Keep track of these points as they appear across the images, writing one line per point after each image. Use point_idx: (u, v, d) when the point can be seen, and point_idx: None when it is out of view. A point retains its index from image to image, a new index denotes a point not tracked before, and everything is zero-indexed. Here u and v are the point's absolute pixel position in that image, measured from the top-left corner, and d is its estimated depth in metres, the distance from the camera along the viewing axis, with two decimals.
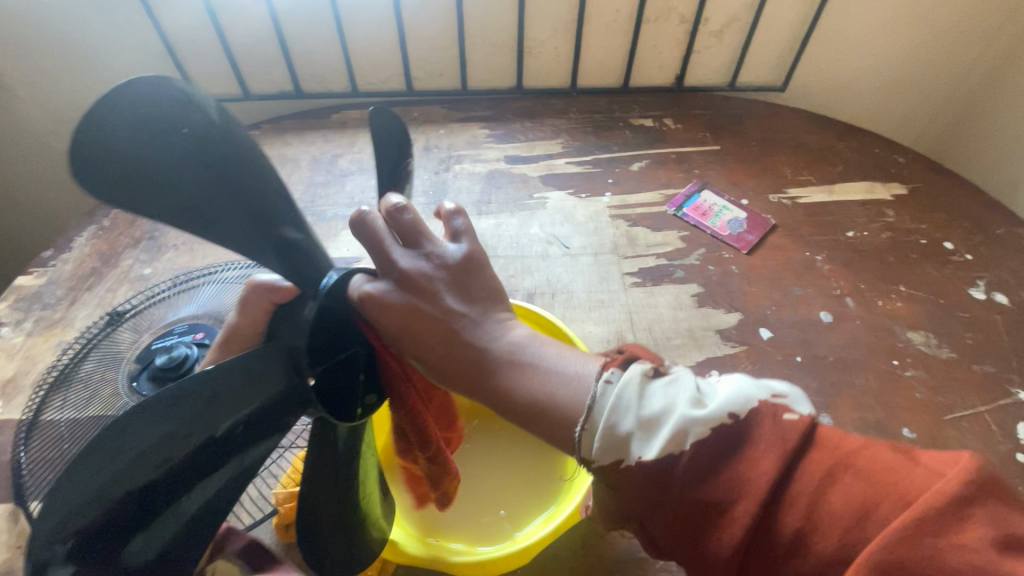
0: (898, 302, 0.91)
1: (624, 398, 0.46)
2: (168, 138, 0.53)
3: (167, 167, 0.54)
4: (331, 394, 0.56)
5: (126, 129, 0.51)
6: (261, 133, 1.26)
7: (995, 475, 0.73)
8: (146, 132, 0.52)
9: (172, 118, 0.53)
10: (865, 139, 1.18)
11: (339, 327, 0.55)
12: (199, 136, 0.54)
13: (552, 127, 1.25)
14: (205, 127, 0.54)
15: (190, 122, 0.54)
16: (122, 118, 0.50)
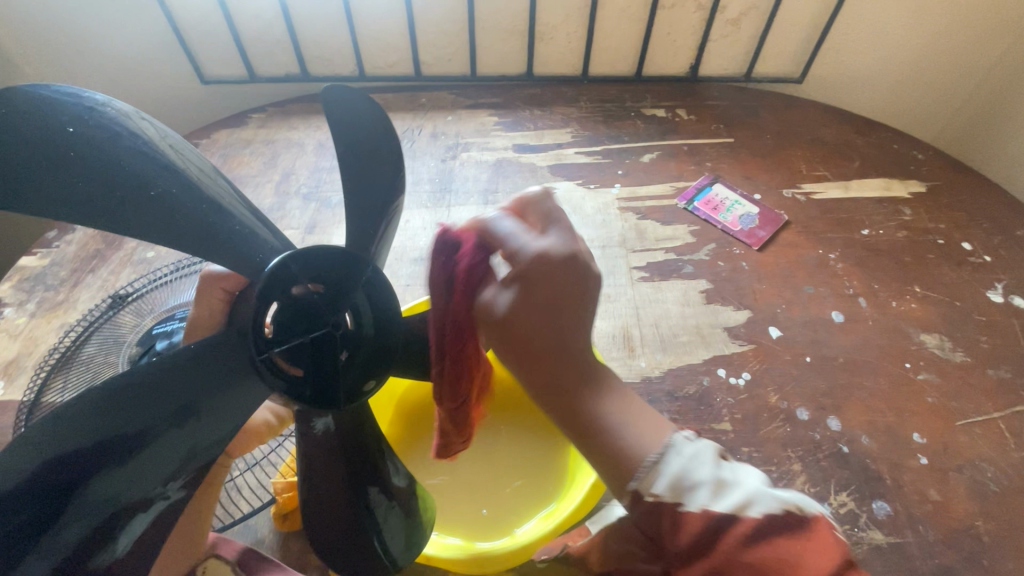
0: (913, 303, 0.89)
1: (700, 455, 0.48)
2: (51, 137, 0.47)
3: (84, 166, 0.48)
4: (317, 382, 0.49)
5: (31, 139, 0.46)
6: (266, 116, 1.24)
7: (1006, 483, 0.71)
8: (39, 138, 0.47)
9: (54, 114, 0.48)
10: (884, 135, 1.15)
11: (305, 311, 0.49)
12: (89, 127, 0.48)
13: (561, 116, 1.23)
14: (89, 121, 0.48)
15: (72, 118, 0.48)
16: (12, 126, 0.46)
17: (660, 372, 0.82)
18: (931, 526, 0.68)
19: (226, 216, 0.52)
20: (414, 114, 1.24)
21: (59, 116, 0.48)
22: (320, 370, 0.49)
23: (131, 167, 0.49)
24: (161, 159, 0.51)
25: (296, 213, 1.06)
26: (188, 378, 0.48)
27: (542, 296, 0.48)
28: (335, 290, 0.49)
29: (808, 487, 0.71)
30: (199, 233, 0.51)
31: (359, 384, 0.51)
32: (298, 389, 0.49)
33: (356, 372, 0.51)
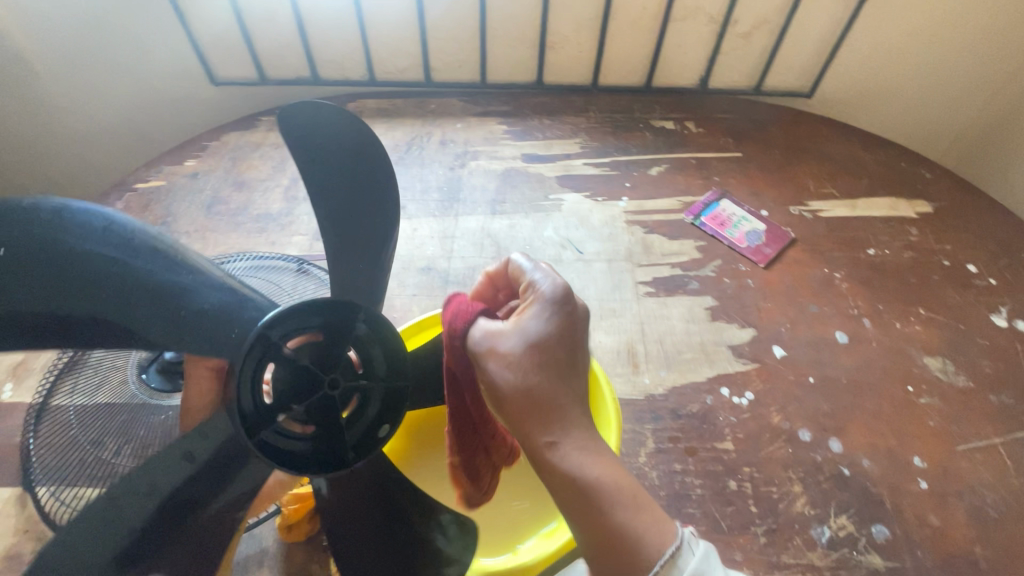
0: (917, 325, 0.89)
1: (712, 556, 0.47)
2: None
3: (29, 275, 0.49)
4: (327, 434, 0.55)
5: None
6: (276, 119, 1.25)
7: (1004, 510, 0.72)
8: None
9: None
10: (892, 153, 1.15)
11: (303, 370, 0.53)
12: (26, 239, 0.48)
13: (570, 126, 1.23)
14: (25, 236, 0.48)
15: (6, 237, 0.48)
16: None
17: (664, 390, 0.82)
18: (929, 551, 0.68)
19: (197, 292, 0.55)
20: (423, 121, 1.25)
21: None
22: (331, 421, 0.55)
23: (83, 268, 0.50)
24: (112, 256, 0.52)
25: (305, 219, 1.07)
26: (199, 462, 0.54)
27: (554, 369, 0.52)
28: (336, 347, 0.54)
29: (808, 510, 0.71)
30: (167, 313, 0.53)
31: (367, 429, 0.57)
32: (307, 443, 0.54)
33: (364, 420, 0.57)
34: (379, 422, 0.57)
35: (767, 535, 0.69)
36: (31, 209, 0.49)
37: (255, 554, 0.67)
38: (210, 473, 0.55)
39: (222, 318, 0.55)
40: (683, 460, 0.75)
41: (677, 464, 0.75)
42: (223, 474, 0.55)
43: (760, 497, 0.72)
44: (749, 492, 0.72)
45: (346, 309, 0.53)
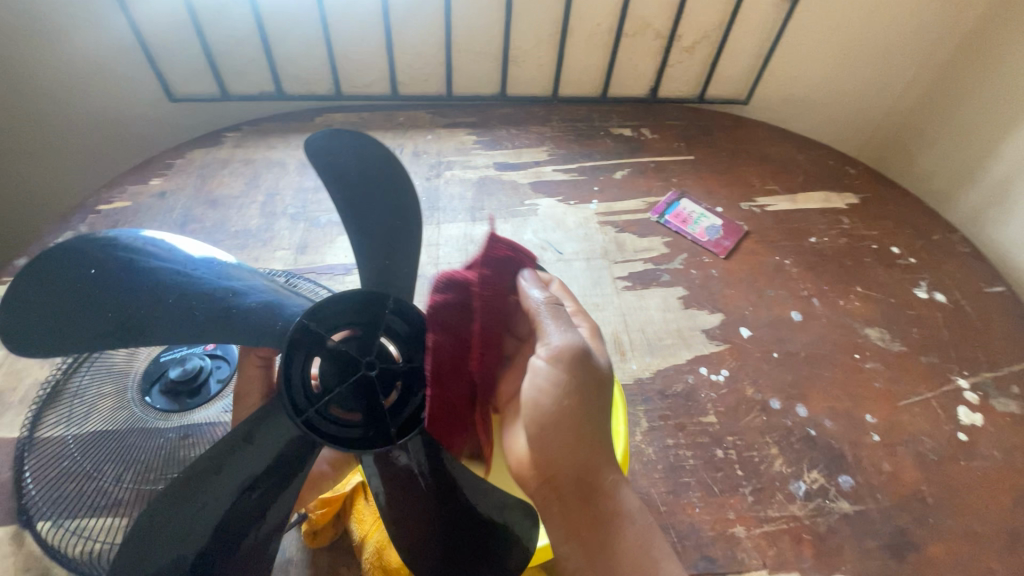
0: (857, 302, 1.02)
1: None
2: (78, 283, 0.56)
3: (113, 293, 0.56)
4: (374, 420, 0.58)
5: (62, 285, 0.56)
6: (242, 135, 1.23)
7: (942, 452, 0.84)
8: (70, 283, 0.56)
9: (82, 258, 0.57)
10: (822, 152, 1.29)
11: (343, 360, 0.58)
12: (111, 263, 0.57)
13: (537, 135, 1.30)
14: (106, 260, 0.57)
15: (94, 262, 0.57)
16: (49, 279, 0.56)
17: (650, 373, 0.90)
18: (886, 493, 0.79)
19: (240, 295, 0.59)
20: (394, 134, 1.27)
21: (84, 262, 0.57)
22: (374, 403, 0.58)
23: (148, 283, 0.57)
24: (172, 269, 0.58)
25: (285, 233, 1.07)
26: (244, 456, 0.57)
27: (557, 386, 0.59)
28: (370, 333, 0.60)
29: (785, 468, 0.80)
30: (210, 315, 0.57)
31: (412, 409, 0.59)
32: (355, 426, 0.58)
33: (408, 401, 0.59)
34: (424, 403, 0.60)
35: (753, 493, 0.77)
36: (117, 241, 0.58)
37: (281, 564, 0.67)
38: (258, 468, 0.57)
39: (264, 316, 0.59)
40: (674, 434, 0.82)
41: (669, 439, 0.82)
42: (273, 473, 0.57)
43: (744, 461, 0.80)
44: (734, 458, 0.80)
45: (375, 298, 0.60)
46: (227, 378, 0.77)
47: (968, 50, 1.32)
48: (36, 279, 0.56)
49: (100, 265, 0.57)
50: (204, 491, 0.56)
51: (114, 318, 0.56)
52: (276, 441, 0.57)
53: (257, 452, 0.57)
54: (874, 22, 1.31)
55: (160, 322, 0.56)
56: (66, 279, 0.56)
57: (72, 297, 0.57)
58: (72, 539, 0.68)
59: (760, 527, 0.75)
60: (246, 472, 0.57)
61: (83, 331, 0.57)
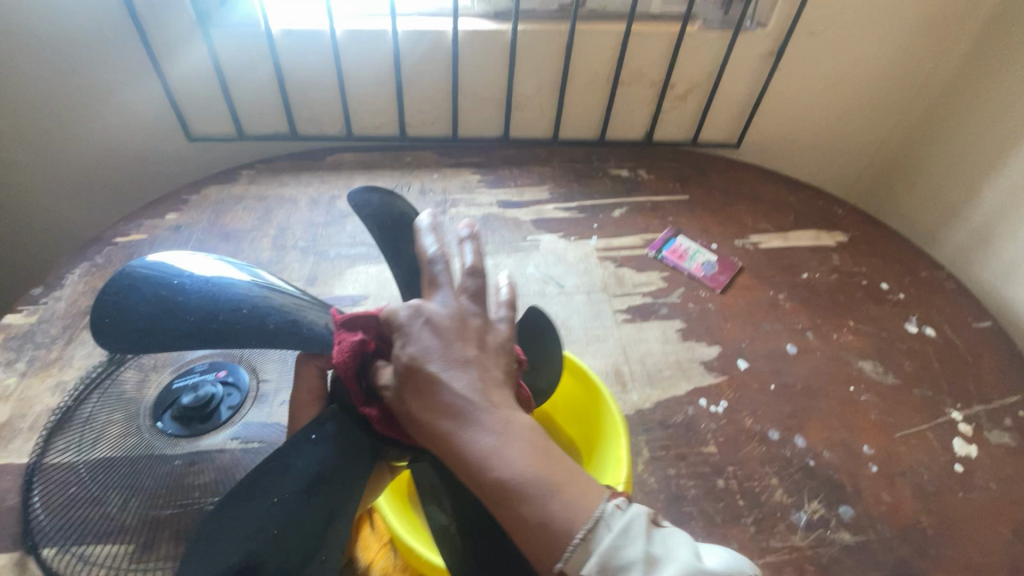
0: (850, 335, 1.05)
1: (633, 527, 0.50)
2: (161, 291, 0.64)
3: (189, 302, 0.63)
4: None
5: (144, 293, 0.64)
6: (256, 173, 1.29)
7: (940, 483, 0.85)
8: (153, 291, 0.64)
9: (167, 271, 0.65)
10: (811, 193, 1.35)
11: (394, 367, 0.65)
12: (195, 277, 0.65)
13: (538, 175, 1.36)
14: (189, 273, 0.65)
15: (179, 273, 0.65)
16: (134, 288, 0.65)
17: (651, 404, 0.91)
18: (886, 524, 0.79)
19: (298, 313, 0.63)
20: (401, 173, 1.33)
21: (173, 274, 0.65)
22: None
23: (220, 296, 0.63)
24: (242, 286, 0.64)
25: (295, 266, 1.11)
26: (307, 452, 0.58)
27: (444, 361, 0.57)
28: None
29: (786, 498, 0.81)
30: (270, 325, 0.62)
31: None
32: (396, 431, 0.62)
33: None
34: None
35: (755, 523, 0.78)
36: (196, 266, 0.66)
37: None
38: (324, 461, 0.58)
39: (317, 330, 0.62)
40: (676, 464, 0.84)
41: (671, 469, 0.83)
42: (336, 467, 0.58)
43: (745, 491, 0.81)
44: (736, 488, 0.81)
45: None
46: (238, 404, 0.78)
47: (945, 97, 1.42)
48: (130, 286, 0.65)
49: (181, 275, 0.65)
50: (272, 486, 0.55)
51: (189, 322, 0.62)
52: (338, 441, 0.59)
53: (320, 449, 0.58)
54: (861, 72, 1.39)
55: (227, 329, 0.61)
56: (152, 289, 0.64)
57: (153, 305, 0.64)
58: (75, 565, 0.68)
59: (762, 557, 0.75)
60: (311, 466, 0.57)
61: (161, 333, 0.63)
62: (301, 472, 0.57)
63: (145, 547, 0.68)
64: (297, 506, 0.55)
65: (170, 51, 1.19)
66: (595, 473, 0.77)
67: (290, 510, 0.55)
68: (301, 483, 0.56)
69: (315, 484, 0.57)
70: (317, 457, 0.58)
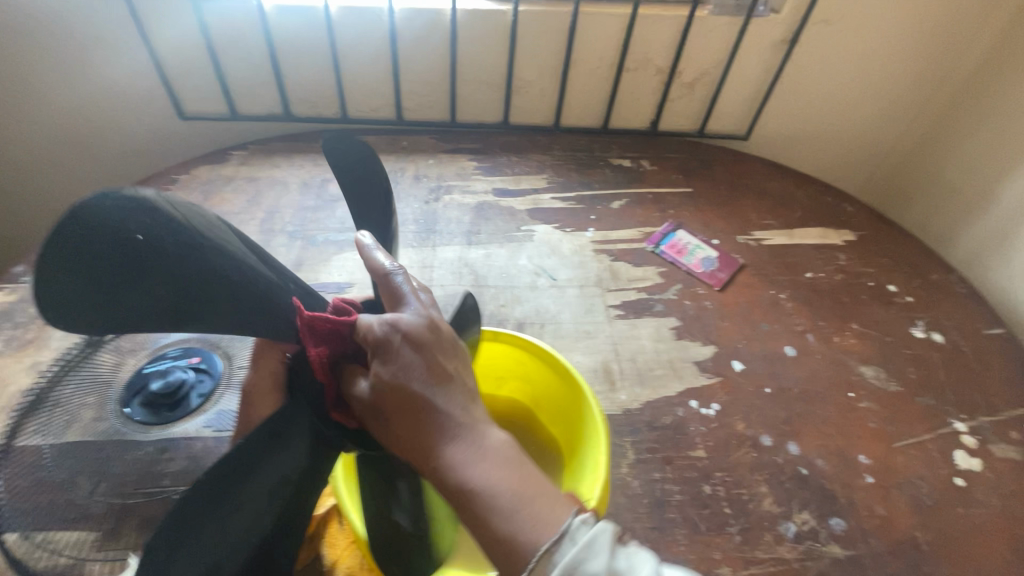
0: (852, 338, 1.01)
1: (597, 543, 0.51)
2: (119, 249, 0.47)
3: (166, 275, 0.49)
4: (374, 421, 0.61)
5: (93, 247, 0.46)
6: (248, 154, 1.26)
7: (939, 498, 0.81)
8: (108, 246, 0.46)
9: (126, 219, 0.47)
10: (820, 189, 1.30)
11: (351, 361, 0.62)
12: (156, 230, 0.48)
13: (536, 163, 1.31)
14: (157, 224, 0.48)
15: (142, 226, 0.47)
16: (77, 242, 0.46)
17: (639, 404, 0.88)
18: (880, 538, 0.76)
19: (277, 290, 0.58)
20: (395, 157, 1.29)
21: (123, 226, 0.47)
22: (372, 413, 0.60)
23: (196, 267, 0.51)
24: (218, 254, 0.53)
25: (282, 250, 1.08)
26: (273, 458, 0.54)
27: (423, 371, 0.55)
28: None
29: (775, 507, 0.77)
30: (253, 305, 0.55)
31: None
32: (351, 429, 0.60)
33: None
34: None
35: (741, 533, 0.75)
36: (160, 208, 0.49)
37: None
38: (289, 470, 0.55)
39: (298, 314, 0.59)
40: (662, 468, 0.81)
41: (656, 473, 0.80)
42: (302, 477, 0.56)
43: (733, 498, 0.78)
44: (723, 495, 0.78)
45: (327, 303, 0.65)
46: (209, 392, 0.76)
47: (963, 94, 1.35)
48: (73, 232, 0.45)
49: (148, 228, 0.48)
50: (243, 488, 0.51)
51: (160, 296, 0.50)
52: (297, 439, 0.56)
53: (283, 448, 0.55)
54: (876, 71, 1.34)
55: (208, 310, 0.53)
56: (101, 248, 0.46)
57: (109, 268, 0.47)
58: (36, 550, 0.67)
59: (747, 568, 0.72)
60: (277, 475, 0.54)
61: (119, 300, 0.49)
62: (270, 472, 0.54)
63: (110, 535, 0.69)
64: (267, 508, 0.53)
65: (160, 29, 1.16)
66: (573, 476, 0.74)
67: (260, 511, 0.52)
68: (269, 484, 0.53)
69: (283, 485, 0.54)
70: (284, 458, 0.55)
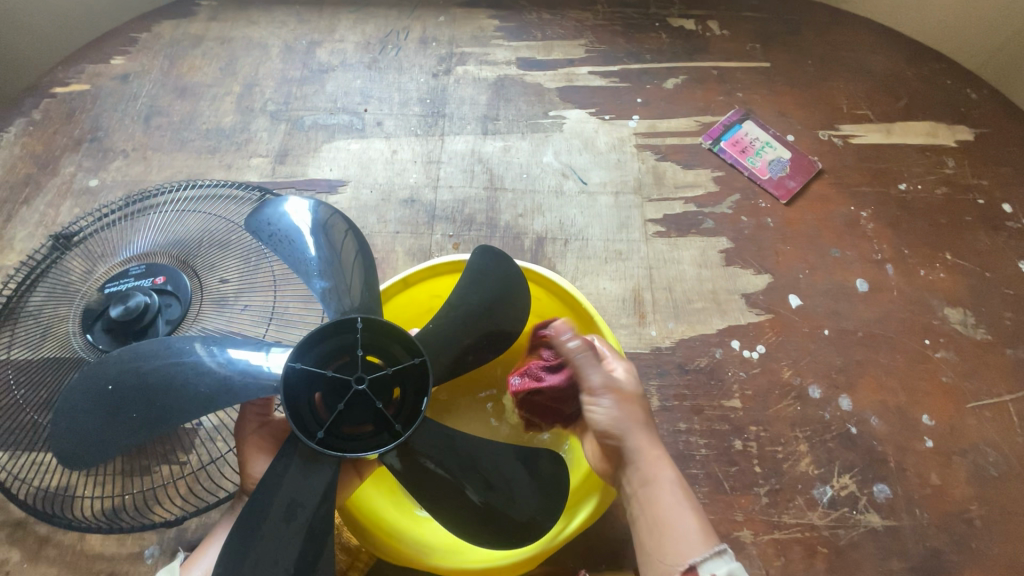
0: (941, 273, 0.83)
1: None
2: (98, 397, 0.52)
3: (121, 401, 0.52)
4: (381, 427, 0.53)
5: (88, 401, 0.52)
6: (219, 5, 1.03)
7: (1006, 468, 0.71)
8: (93, 396, 0.52)
9: (102, 373, 0.53)
10: (939, 67, 1.00)
11: (338, 384, 0.52)
12: (103, 372, 0.53)
13: (574, 23, 1.04)
14: (121, 373, 0.52)
15: (112, 376, 0.52)
16: (82, 402, 0.52)
17: (671, 343, 0.77)
18: (928, 509, 0.68)
19: (228, 355, 0.52)
20: (398, 12, 1.04)
21: (101, 379, 0.52)
22: (378, 410, 0.52)
23: (142, 380, 0.52)
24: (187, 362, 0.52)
25: (264, 136, 0.91)
26: (272, 487, 0.50)
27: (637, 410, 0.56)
28: (377, 347, 0.54)
29: (812, 469, 0.69)
30: (210, 390, 0.51)
31: (413, 405, 0.53)
32: (367, 437, 0.53)
33: (409, 399, 0.54)
34: (414, 401, 0.53)
35: (770, 495, 0.68)
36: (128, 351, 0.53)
37: (204, 525, 0.65)
38: (295, 491, 0.50)
39: (250, 384, 0.51)
40: (688, 418, 0.72)
41: (682, 423, 0.71)
42: (291, 479, 0.51)
43: (765, 456, 0.70)
44: (754, 452, 0.70)
45: (344, 322, 0.53)
46: (177, 319, 0.66)
47: None
48: (75, 394, 0.53)
49: (117, 378, 0.52)
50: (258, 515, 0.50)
51: (144, 417, 0.51)
52: (287, 464, 0.51)
53: (293, 477, 0.51)
54: None
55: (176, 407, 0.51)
56: (79, 404, 0.52)
57: (103, 412, 0.52)
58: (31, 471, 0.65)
59: (770, 533, 0.66)
60: (286, 499, 0.50)
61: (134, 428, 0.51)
62: (281, 500, 0.50)
63: None
64: (284, 521, 0.50)
65: None
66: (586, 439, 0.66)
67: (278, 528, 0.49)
68: (281, 513, 0.50)
69: (294, 512, 0.50)
70: (289, 483, 0.51)
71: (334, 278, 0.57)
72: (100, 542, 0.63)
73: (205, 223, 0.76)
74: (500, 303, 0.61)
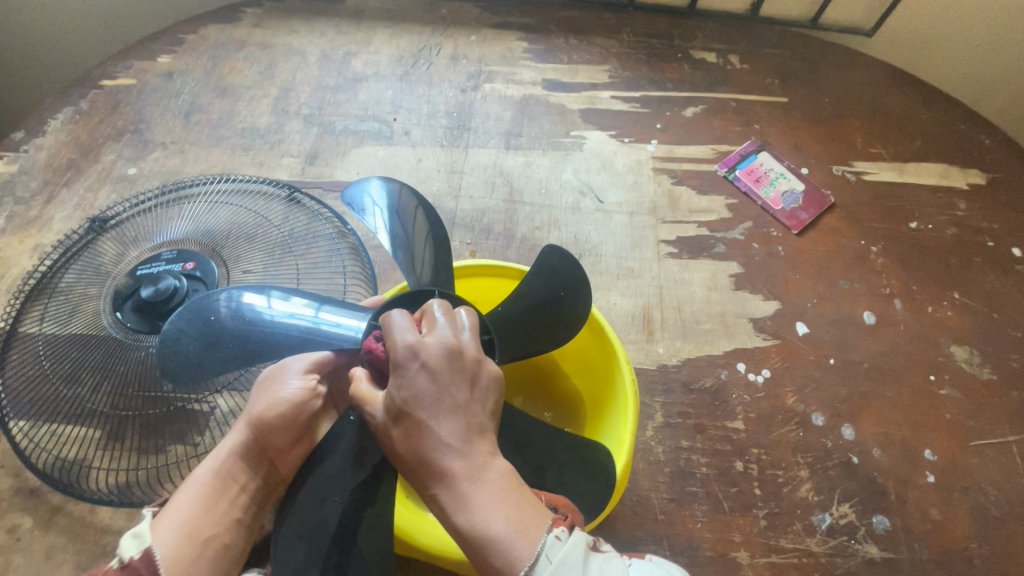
0: (949, 311, 0.84)
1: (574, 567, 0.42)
2: (201, 326, 0.58)
3: (221, 337, 0.57)
4: None
5: (192, 328, 0.58)
6: (263, 13, 1.08)
7: (1007, 509, 0.70)
8: (196, 325, 0.58)
9: (208, 305, 0.58)
10: (954, 111, 1.02)
11: None
12: (212, 307, 0.58)
13: (599, 49, 1.08)
14: (225, 311, 0.58)
15: (218, 312, 0.58)
16: (186, 327, 0.58)
17: (678, 361, 0.78)
18: (926, 544, 0.68)
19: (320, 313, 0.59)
20: (432, 29, 1.09)
21: (209, 311, 0.58)
22: None
23: (244, 324, 0.58)
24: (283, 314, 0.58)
25: (296, 137, 0.95)
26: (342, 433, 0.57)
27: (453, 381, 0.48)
28: None
29: (812, 496, 0.70)
30: (299, 337, 0.58)
31: None
32: None
33: None
34: None
35: (768, 518, 0.68)
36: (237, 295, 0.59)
37: None
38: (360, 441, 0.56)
39: (333, 336, 0.57)
40: (691, 436, 0.73)
41: (684, 440, 0.72)
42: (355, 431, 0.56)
43: (765, 479, 0.70)
44: (754, 474, 0.71)
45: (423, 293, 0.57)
46: None
47: None
48: (181, 321, 0.58)
49: (223, 314, 0.58)
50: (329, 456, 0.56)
51: (236, 352, 0.57)
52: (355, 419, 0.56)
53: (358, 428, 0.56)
54: None
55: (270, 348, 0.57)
56: (183, 327, 0.58)
57: (202, 338, 0.58)
58: (44, 446, 0.67)
59: (767, 556, 0.66)
60: (351, 447, 0.56)
61: (228, 359, 0.57)
62: (347, 447, 0.56)
63: (112, 436, 0.66)
64: (347, 467, 0.56)
65: None
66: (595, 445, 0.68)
67: (342, 472, 0.56)
68: (348, 459, 0.56)
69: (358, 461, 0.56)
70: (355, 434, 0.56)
71: (414, 251, 0.63)
72: (110, 514, 0.65)
73: (234, 215, 0.79)
74: (563, 299, 0.66)
